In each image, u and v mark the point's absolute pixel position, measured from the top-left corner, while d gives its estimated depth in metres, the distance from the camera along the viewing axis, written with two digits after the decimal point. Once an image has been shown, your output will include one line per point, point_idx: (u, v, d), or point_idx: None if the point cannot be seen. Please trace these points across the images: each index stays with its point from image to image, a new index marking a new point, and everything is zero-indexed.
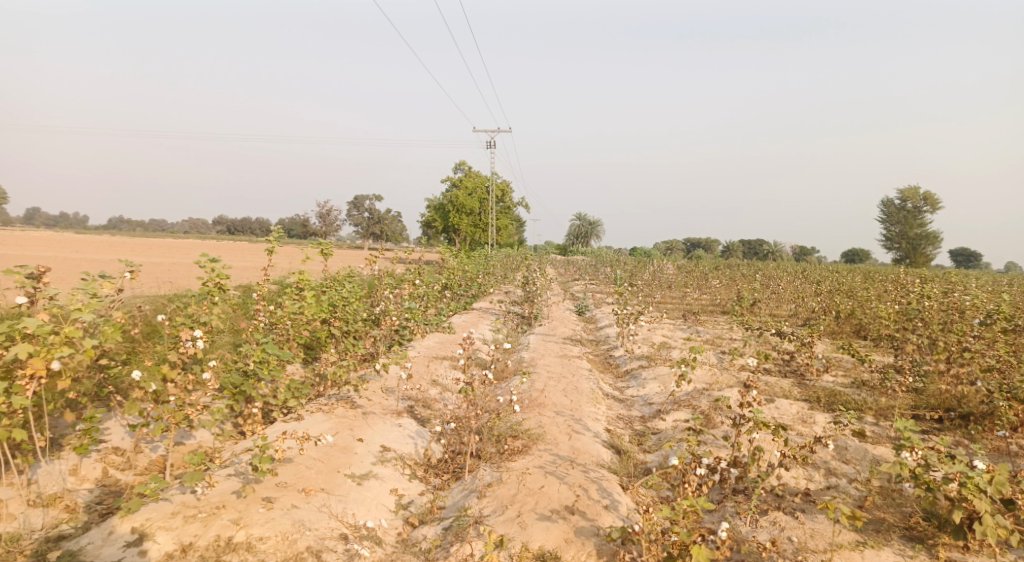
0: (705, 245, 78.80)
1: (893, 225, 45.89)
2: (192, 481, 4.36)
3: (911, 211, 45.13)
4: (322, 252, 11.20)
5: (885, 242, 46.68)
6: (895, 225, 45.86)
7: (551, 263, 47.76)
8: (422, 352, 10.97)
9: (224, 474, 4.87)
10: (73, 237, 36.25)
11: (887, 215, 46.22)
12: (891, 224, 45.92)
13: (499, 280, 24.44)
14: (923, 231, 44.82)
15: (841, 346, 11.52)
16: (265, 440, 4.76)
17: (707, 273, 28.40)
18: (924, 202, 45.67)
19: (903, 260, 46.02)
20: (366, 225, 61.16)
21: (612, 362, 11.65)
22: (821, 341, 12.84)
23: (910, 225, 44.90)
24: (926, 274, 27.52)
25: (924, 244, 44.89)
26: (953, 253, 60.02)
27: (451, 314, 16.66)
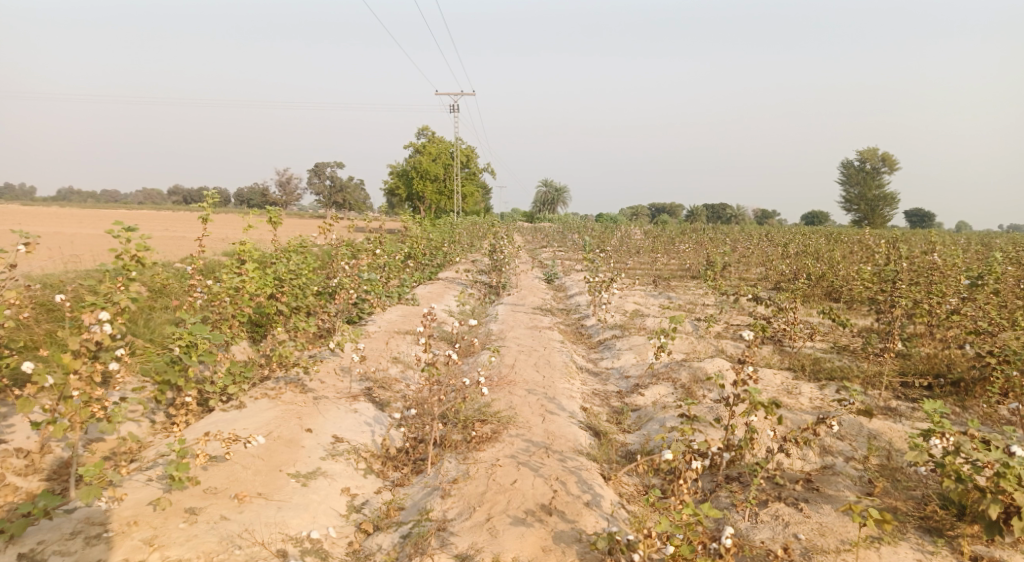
0: (671, 210, 79.10)
1: (853, 188, 46.48)
2: (88, 500, 3.47)
3: (871, 172, 45.59)
4: (271, 221, 10.28)
5: (847, 204, 47.23)
6: (854, 188, 46.46)
7: (519, 230, 47.07)
8: (383, 326, 10.27)
9: (139, 481, 4.08)
10: (12, 209, 34.09)
11: (848, 178, 46.75)
12: (851, 187, 46.52)
13: (465, 248, 23.70)
14: (881, 193, 45.51)
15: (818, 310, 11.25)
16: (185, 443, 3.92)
17: (675, 238, 28.14)
18: (883, 165, 46.30)
19: (862, 222, 46.77)
20: (329, 193, 59.35)
21: (584, 332, 11.15)
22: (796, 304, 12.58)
23: (871, 186, 45.34)
24: (887, 235, 27.85)
25: (883, 205, 45.58)
26: (908, 214, 61.52)
27: (416, 284, 15.91)
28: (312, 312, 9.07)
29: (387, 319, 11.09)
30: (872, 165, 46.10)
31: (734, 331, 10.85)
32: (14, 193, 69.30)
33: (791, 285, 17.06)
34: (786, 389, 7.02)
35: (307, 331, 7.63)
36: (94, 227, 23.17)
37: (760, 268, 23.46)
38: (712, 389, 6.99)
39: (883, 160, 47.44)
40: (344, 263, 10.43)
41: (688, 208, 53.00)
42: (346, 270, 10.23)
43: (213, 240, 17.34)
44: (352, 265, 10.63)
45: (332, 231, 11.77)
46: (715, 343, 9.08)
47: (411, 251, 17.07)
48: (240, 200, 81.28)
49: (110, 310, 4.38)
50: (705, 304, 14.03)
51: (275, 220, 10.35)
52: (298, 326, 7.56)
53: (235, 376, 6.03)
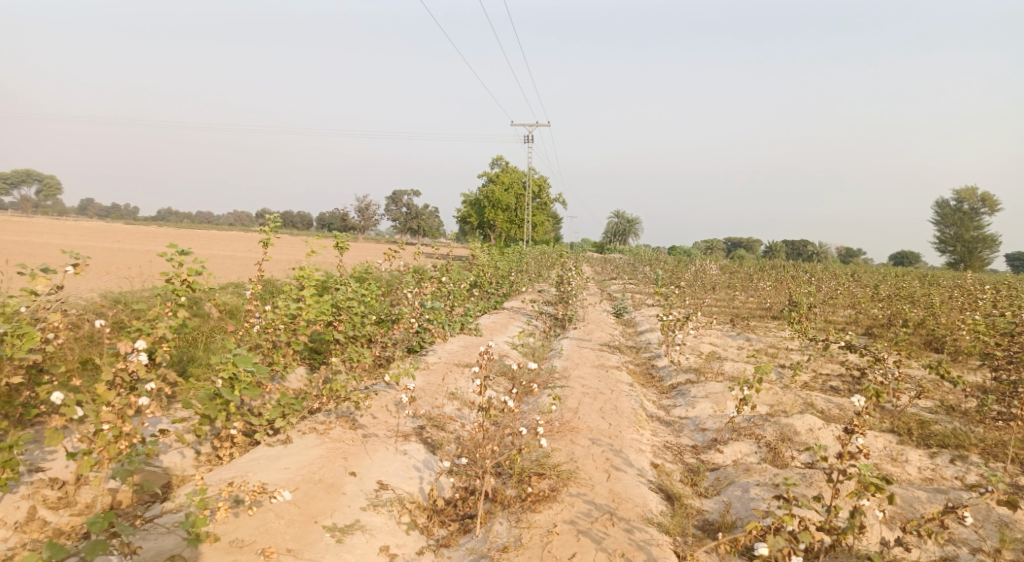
0: (746, 245, 76.08)
1: (948, 227, 42.93)
2: (94, 557, 3.19)
3: (968, 213, 42.09)
4: (338, 248, 10.28)
5: (939, 246, 43.71)
6: (949, 228, 42.88)
7: (588, 262, 46.37)
8: (443, 358, 9.94)
9: (157, 534, 3.81)
10: (119, 229, 36.99)
11: (944, 216, 43.26)
12: (947, 226, 42.99)
13: (533, 279, 23.32)
14: (980, 235, 41.78)
15: (923, 362, 10.00)
16: (202, 498, 3.66)
17: (753, 275, 26.63)
18: (984, 204, 42.62)
19: (961, 264, 42.97)
20: (404, 220, 61.08)
21: (655, 374, 10.40)
22: (895, 353, 11.29)
23: (967, 228, 41.87)
24: (992, 281, 25.28)
25: (983, 248, 41.79)
26: (1014, 257, 56.27)
27: (480, 315, 15.63)
28: (372, 342, 8.88)
29: (448, 350, 10.77)
30: (972, 203, 42.55)
31: (824, 381, 9.78)
32: (123, 214, 75.52)
33: (887, 332, 15.49)
34: (893, 455, 6.06)
35: (363, 362, 7.39)
36: (185, 249, 24.53)
37: (848, 310, 21.68)
38: (803, 451, 6.14)
39: (983, 199, 43.74)
40: (408, 290, 10.24)
41: (766, 244, 50.62)
42: (409, 298, 10.03)
43: (288, 263, 17.79)
44: (415, 292, 10.42)
45: (398, 258, 11.68)
46: (804, 395, 8.13)
47: (477, 280, 16.84)
48: (322, 224, 84.99)
49: (149, 337, 4.29)
50: (789, 349, 12.88)
51: (342, 246, 10.35)
52: (354, 357, 7.33)
53: (284, 408, 5.82)
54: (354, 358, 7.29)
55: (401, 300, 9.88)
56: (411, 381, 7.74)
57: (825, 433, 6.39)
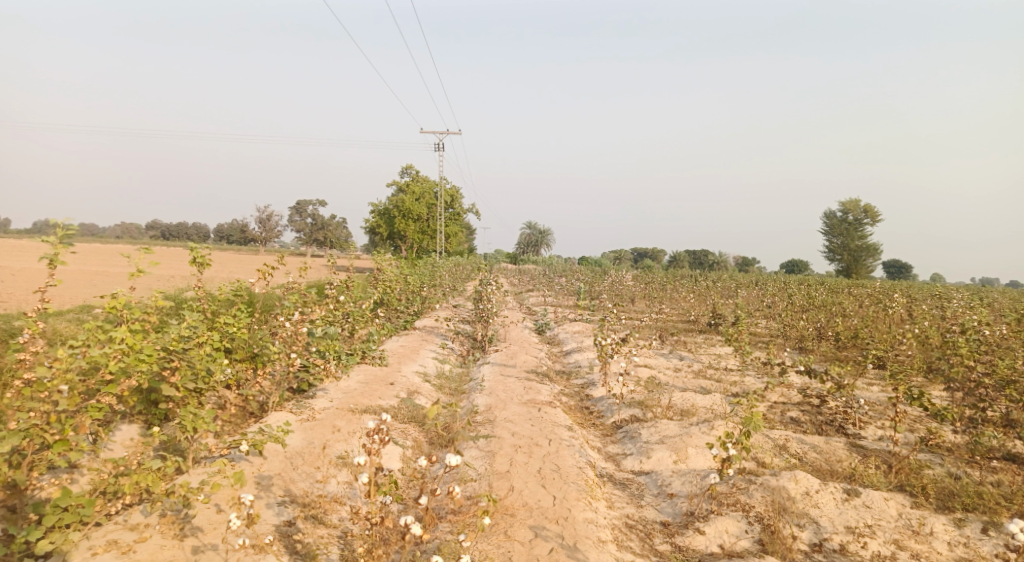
0: (652, 255, 78.20)
1: (835, 238, 45.37)
2: None
3: (852, 223, 44.68)
4: (197, 264, 7.93)
5: (829, 254, 46.05)
6: (836, 238, 45.34)
7: (504, 273, 45.08)
8: (336, 402, 7.96)
9: None
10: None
11: (830, 227, 45.66)
12: (832, 237, 45.44)
13: (447, 293, 21.50)
14: (864, 244, 44.39)
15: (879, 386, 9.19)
16: None
17: (670, 285, 26.19)
18: (866, 216, 45.49)
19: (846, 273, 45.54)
20: (309, 231, 57.34)
21: (593, 409, 8.94)
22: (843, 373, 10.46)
23: (852, 238, 44.44)
24: (886, 290, 26.27)
25: (865, 257, 44.44)
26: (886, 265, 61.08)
27: (387, 338, 13.65)
28: (234, 392, 6.77)
29: (342, 389, 8.72)
30: (855, 215, 45.32)
31: (781, 414, 8.65)
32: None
33: (814, 346, 14.98)
34: (912, 526, 4.86)
35: (209, 428, 5.27)
36: (32, 263, 20.68)
37: (766, 321, 21.46)
38: (804, 526, 4.83)
39: (865, 211, 46.77)
40: (292, 316, 8.12)
41: (672, 253, 51.50)
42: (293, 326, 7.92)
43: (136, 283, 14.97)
44: (299, 316, 8.29)
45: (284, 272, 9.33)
46: (775, 437, 6.95)
47: (384, 298, 14.79)
48: (218, 235, 78.62)
49: None
50: (729, 371, 11.84)
51: (202, 261, 8.00)
52: (194, 421, 5.19)
53: (59, 516, 3.58)
54: (196, 424, 5.16)
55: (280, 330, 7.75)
56: (279, 448, 5.68)
57: (823, 497, 5.11)
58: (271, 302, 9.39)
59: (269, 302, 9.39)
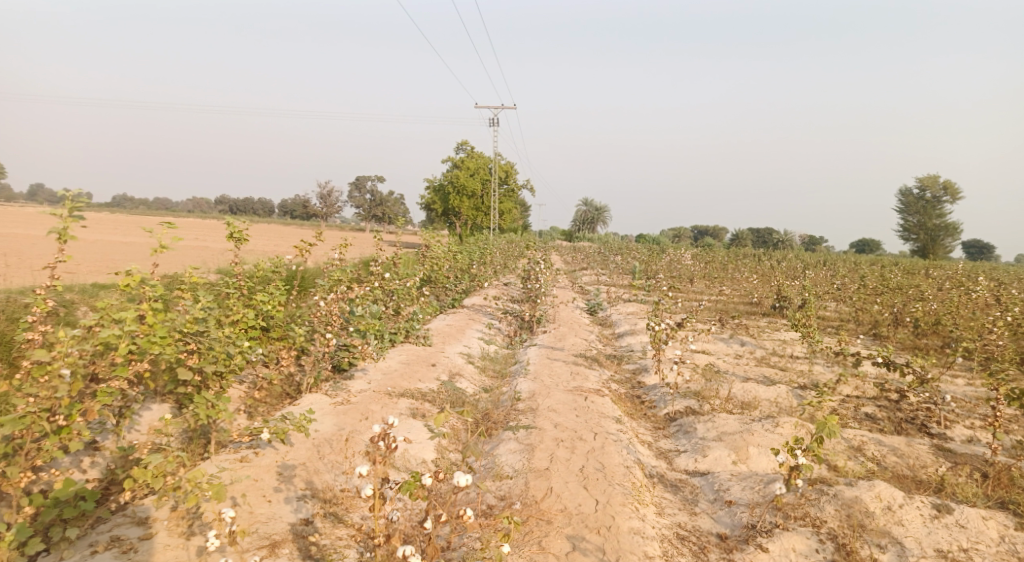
0: (711, 233, 75.47)
1: (911, 215, 42.20)
2: None
3: (931, 200, 41.40)
4: (234, 239, 7.72)
5: (905, 233, 42.89)
6: (913, 216, 42.16)
7: (558, 251, 44.34)
8: (374, 384, 7.69)
9: None
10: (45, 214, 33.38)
11: (906, 204, 42.47)
12: (909, 214, 42.27)
13: (498, 272, 21.12)
14: (944, 222, 41.08)
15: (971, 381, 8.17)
16: None
17: (731, 265, 24.90)
18: (948, 192, 42.04)
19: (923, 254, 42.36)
20: (368, 208, 58.18)
21: (644, 399, 8.35)
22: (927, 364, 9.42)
23: (930, 215, 41.17)
24: (971, 272, 24.08)
25: (945, 236, 41.16)
26: (970, 245, 56.59)
27: (434, 317, 13.41)
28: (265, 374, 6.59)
29: (381, 371, 8.44)
30: (935, 191, 41.97)
31: (854, 409, 7.79)
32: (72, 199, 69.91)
33: (890, 333, 13.74)
34: (1019, 552, 4.09)
35: (224, 417, 5.15)
36: (104, 238, 21.60)
37: (836, 304, 20.04)
38: (885, 548, 4.14)
39: (947, 187, 43.25)
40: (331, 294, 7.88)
41: (732, 231, 49.31)
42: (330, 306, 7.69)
43: (167, 261, 15.15)
44: (339, 295, 8.06)
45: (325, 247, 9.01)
46: (850, 437, 6.18)
47: (432, 276, 14.53)
48: (283, 211, 81.12)
49: None
50: (795, 360, 10.94)
51: (240, 236, 7.77)
52: (209, 410, 5.08)
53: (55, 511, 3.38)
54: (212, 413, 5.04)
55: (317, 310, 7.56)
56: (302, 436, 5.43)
57: (908, 513, 4.39)
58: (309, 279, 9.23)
59: (307, 279, 9.23)
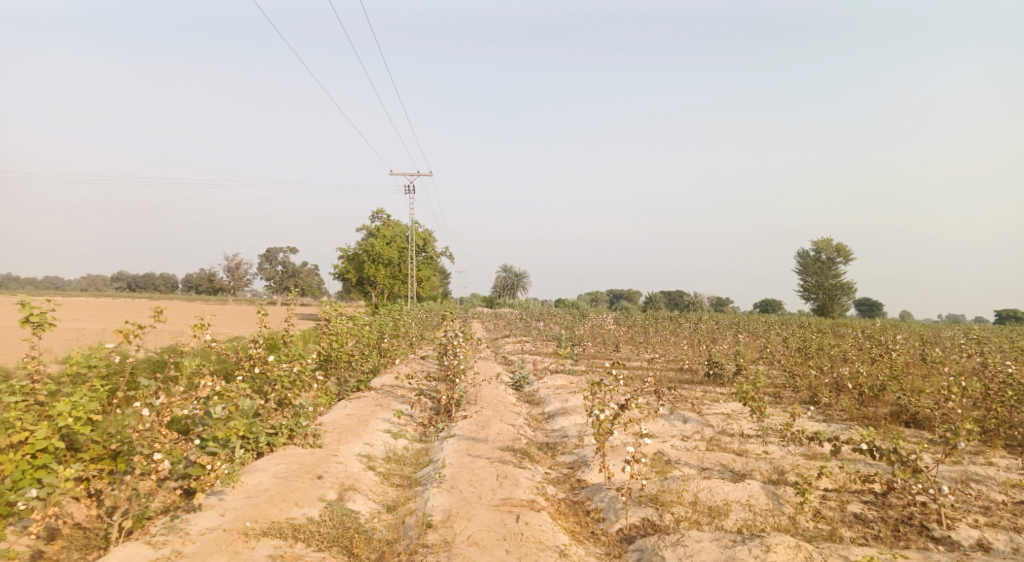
0: (627, 296, 76.86)
1: (808, 277, 44.18)
2: None
3: (825, 262, 43.63)
4: (31, 324, 5.28)
5: (804, 294, 44.74)
6: (811, 277, 44.15)
7: (479, 318, 42.75)
8: (230, 518, 5.60)
9: None
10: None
11: (804, 267, 44.46)
12: (806, 276, 44.24)
13: (414, 344, 19.15)
14: (838, 282, 43.22)
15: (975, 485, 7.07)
16: None
17: (655, 328, 24.22)
18: (839, 255, 44.60)
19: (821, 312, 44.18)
20: (279, 279, 54.52)
21: (589, 508, 6.72)
22: (936, 460, 8.13)
23: (825, 277, 43.28)
24: (877, 328, 24.58)
25: (839, 295, 43.23)
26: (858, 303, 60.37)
27: (333, 406, 11.29)
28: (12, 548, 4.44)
29: (245, 494, 6.26)
30: (827, 255, 44.45)
31: (839, 509, 6.53)
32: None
33: (832, 400, 12.95)
34: None
35: None
36: None
37: (765, 367, 19.48)
38: None
39: (839, 250, 46.02)
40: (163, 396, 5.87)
41: (649, 294, 49.98)
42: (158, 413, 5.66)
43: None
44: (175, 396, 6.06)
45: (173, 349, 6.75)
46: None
47: (331, 355, 12.43)
48: (186, 286, 75.51)
49: None
50: (747, 440, 9.69)
51: (41, 319, 5.35)
52: None
53: None
54: None
55: (140, 420, 5.50)
56: None
57: None
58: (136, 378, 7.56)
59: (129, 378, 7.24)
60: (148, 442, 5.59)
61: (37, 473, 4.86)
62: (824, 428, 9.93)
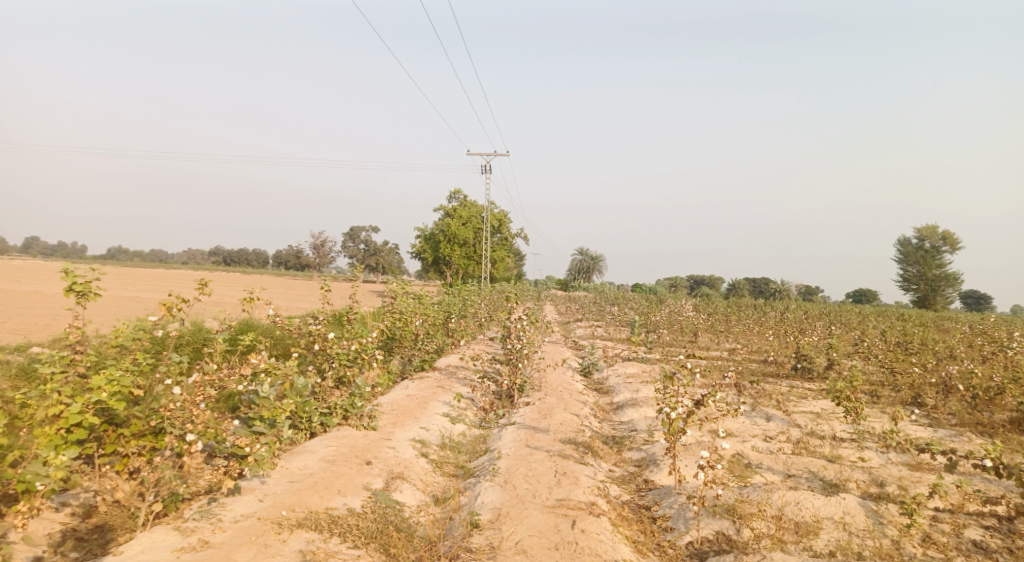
0: (706, 282, 73.88)
1: (909, 266, 40.39)
2: None
3: (929, 250, 39.70)
4: (75, 294, 5.14)
5: (903, 284, 41.02)
6: (912, 266, 40.35)
7: (552, 301, 42.15)
8: (269, 504, 5.36)
9: None
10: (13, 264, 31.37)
11: (904, 255, 40.68)
12: (907, 265, 40.45)
13: (482, 325, 18.82)
14: (944, 272, 39.23)
15: None
16: None
17: (737, 316, 22.71)
18: (945, 243, 40.49)
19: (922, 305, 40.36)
20: (361, 258, 56.20)
21: (655, 515, 6.00)
22: None
23: (928, 266, 39.39)
24: (991, 324, 21.89)
25: (945, 286, 39.26)
26: (966, 296, 54.90)
27: (393, 386, 11.05)
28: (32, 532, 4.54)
29: (290, 478, 6.01)
30: (932, 242, 40.44)
31: (952, 533, 5.36)
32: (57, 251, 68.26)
33: (941, 403, 11.41)
34: None
35: None
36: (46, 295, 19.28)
37: (858, 362, 17.72)
38: None
39: (945, 237, 41.80)
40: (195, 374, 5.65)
41: (730, 280, 47.60)
42: (190, 391, 5.44)
43: (88, 322, 12.95)
44: (210, 375, 5.83)
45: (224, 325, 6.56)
46: None
47: (395, 333, 12.22)
48: (278, 263, 79.74)
49: None
50: (841, 444, 8.55)
51: (85, 289, 5.20)
52: None
53: None
54: None
55: (171, 398, 5.29)
56: None
57: None
58: (195, 355, 8.03)
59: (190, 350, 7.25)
60: (182, 421, 5.37)
61: (71, 447, 4.72)
62: (934, 436, 8.63)
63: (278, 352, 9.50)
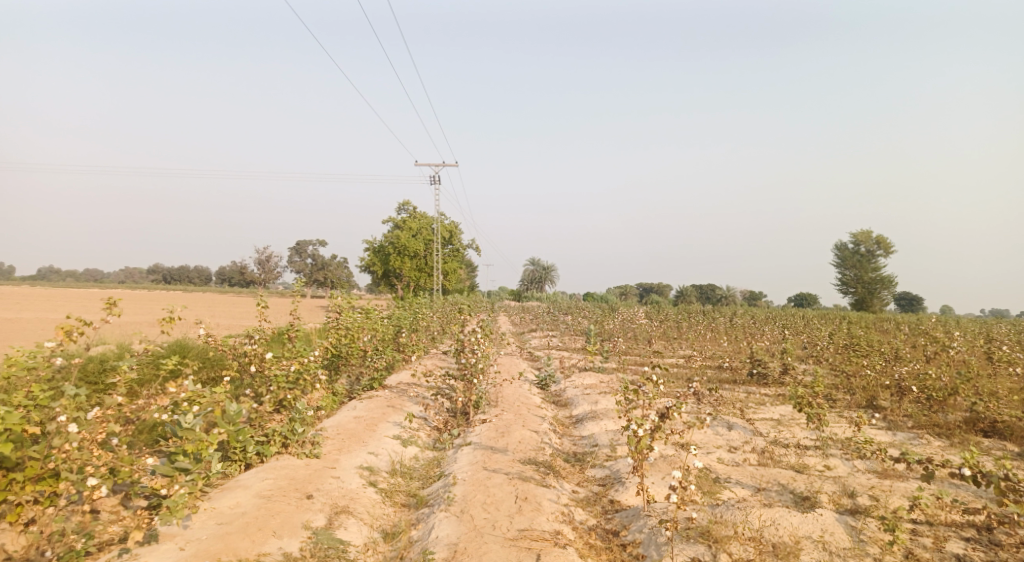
0: (655, 289, 75.16)
1: (847, 271, 41.97)
2: None
3: (865, 255, 41.35)
4: None
5: (841, 288, 42.58)
6: (849, 271, 41.94)
7: (505, 312, 41.74)
8: (191, 554, 4.66)
9: None
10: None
11: (842, 259, 42.27)
12: (844, 269, 42.02)
13: (434, 339, 18.18)
14: (879, 276, 40.94)
15: None
16: None
17: (690, 323, 22.81)
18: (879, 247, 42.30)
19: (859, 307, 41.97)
20: (308, 272, 54.45)
21: (624, 541, 5.58)
22: None
23: (865, 270, 41.03)
24: (927, 324, 22.74)
25: (880, 289, 40.97)
26: (898, 298, 57.62)
27: (340, 408, 10.32)
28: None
29: (216, 520, 5.28)
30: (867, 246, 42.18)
31: (934, 548, 5.15)
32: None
33: (894, 405, 11.50)
34: None
35: None
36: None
37: (808, 365, 17.96)
38: None
39: (879, 241, 43.69)
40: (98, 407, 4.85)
41: (680, 287, 48.40)
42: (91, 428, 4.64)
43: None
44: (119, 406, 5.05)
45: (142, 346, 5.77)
46: None
47: (342, 351, 11.49)
48: (220, 279, 76.58)
49: None
50: (805, 452, 8.38)
51: None
52: None
53: None
54: None
55: (67, 438, 4.48)
56: None
57: None
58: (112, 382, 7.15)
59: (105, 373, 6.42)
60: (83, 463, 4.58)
61: None
62: (895, 440, 8.57)
63: (208, 377, 8.64)
